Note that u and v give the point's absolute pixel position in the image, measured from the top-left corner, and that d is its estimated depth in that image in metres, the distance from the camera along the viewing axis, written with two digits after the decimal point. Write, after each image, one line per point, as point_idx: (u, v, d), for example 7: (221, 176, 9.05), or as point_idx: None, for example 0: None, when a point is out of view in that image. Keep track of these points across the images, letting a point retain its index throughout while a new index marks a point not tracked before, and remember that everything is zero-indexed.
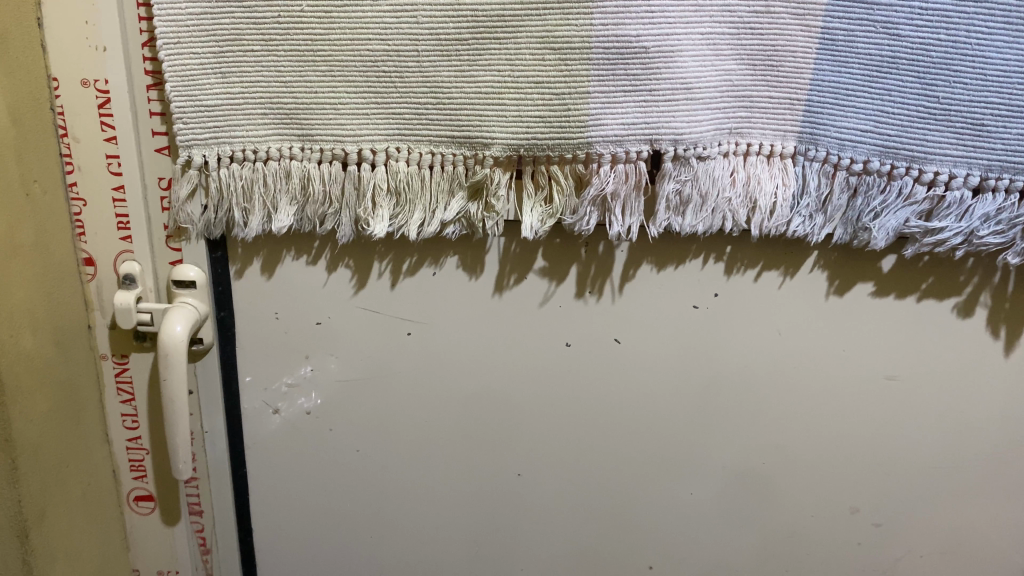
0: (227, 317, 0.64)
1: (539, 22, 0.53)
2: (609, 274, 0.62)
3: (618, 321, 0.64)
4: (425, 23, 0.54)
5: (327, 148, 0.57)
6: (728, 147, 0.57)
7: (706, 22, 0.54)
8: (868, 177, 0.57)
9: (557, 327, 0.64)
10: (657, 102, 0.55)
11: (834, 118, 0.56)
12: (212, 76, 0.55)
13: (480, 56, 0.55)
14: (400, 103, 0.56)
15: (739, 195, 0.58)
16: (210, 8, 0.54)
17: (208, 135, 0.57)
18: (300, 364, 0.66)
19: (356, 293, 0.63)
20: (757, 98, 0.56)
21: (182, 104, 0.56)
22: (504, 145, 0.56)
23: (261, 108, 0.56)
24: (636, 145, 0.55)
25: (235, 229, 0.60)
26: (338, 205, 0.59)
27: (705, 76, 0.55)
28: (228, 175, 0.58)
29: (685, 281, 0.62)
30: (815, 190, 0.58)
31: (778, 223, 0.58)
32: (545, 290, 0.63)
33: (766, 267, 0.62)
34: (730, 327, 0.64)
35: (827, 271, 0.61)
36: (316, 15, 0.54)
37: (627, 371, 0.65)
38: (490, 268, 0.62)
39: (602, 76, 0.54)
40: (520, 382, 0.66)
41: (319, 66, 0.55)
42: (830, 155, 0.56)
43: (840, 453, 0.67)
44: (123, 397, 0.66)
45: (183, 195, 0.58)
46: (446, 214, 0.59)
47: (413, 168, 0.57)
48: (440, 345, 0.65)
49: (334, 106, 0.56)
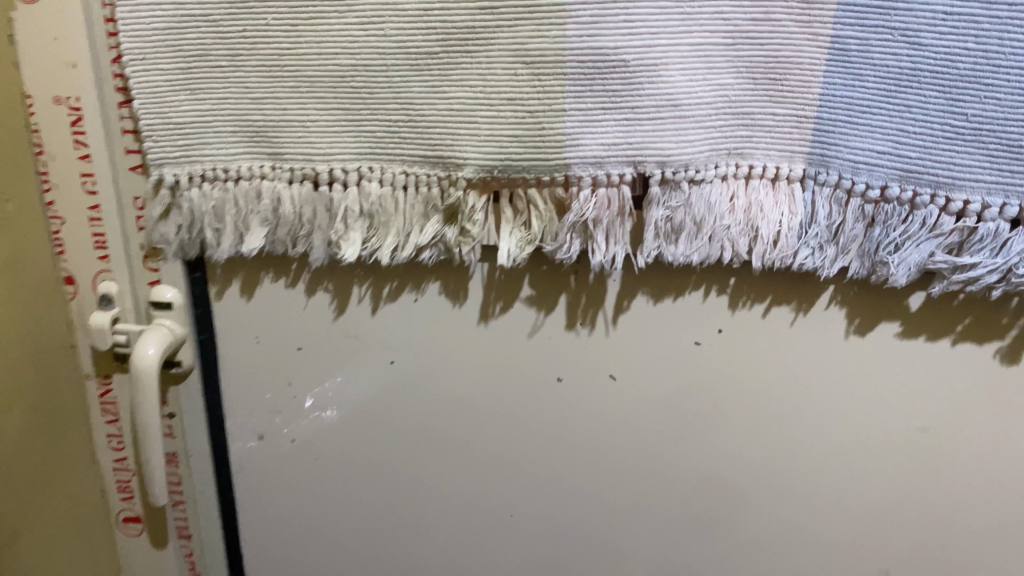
0: (208, 340, 0.62)
1: (510, 34, 0.49)
2: (602, 303, 0.57)
3: (613, 357, 0.58)
4: (394, 35, 0.51)
5: (297, 168, 0.54)
6: (727, 169, 0.51)
7: (696, 32, 0.48)
8: (886, 206, 0.50)
9: (548, 360, 0.59)
10: (641, 121, 0.49)
11: (846, 138, 0.50)
12: (181, 92, 0.53)
13: (452, 71, 0.51)
14: (372, 120, 0.53)
15: (740, 222, 0.52)
16: (174, 23, 0.51)
17: (180, 153, 0.55)
18: (283, 389, 0.63)
19: (336, 317, 0.60)
20: (758, 115, 0.50)
21: (150, 120, 0.54)
22: (476, 166, 0.52)
23: (231, 125, 0.54)
24: (618, 167, 0.50)
25: (209, 251, 0.58)
26: (309, 227, 0.56)
27: (696, 91, 0.49)
28: (199, 195, 0.56)
29: (685, 315, 0.56)
30: (826, 219, 0.51)
31: (784, 255, 0.52)
32: (533, 321, 0.58)
33: (775, 303, 0.55)
34: (736, 369, 0.57)
35: (845, 307, 0.54)
36: (282, 29, 0.51)
37: (627, 412, 0.60)
38: (473, 295, 0.58)
39: (579, 93, 0.49)
40: (512, 417, 0.61)
41: (287, 82, 0.53)
42: (843, 179, 0.50)
43: (868, 511, 0.60)
44: (108, 417, 0.65)
45: (155, 214, 0.57)
46: (420, 237, 0.55)
47: (387, 188, 0.54)
48: (424, 374, 0.61)
49: (303, 125, 0.54)
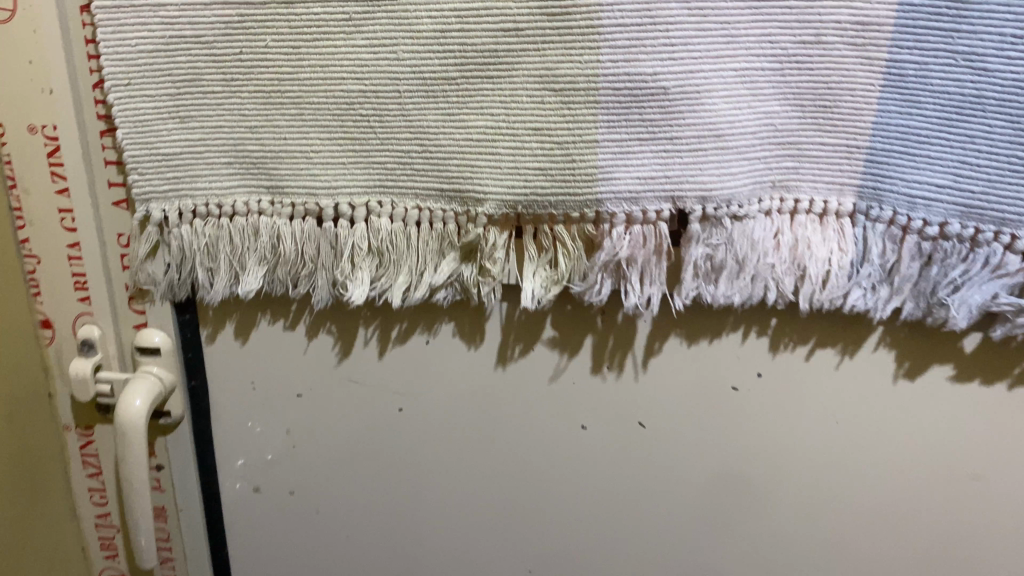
0: (199, 386, 0.57)
1: (536, 58, 0.45)
2: (632, 345, 0.52)
3: (642, 403, 0.54)
4: (406, 59, 0.46)
5: (299, 203, 0.50)
6: (771, 204, 0.47)
7: (741, 56, 0.44)
8: (945, 243, 0.46)
9: (571, 407, 0.55)
10: (680, 152, 0.45)
11: (903, 170, 0.46)
12: (170, 121, 0.48)
13: (471, 98, 0.46)
14: (382, 151, 0.48)
15: (785, 261, 0.48)
16: (162, 46, 0.47)
17: (168, 187, 0.49)
18: (282, 438, 0.58)
19: (340, 362, 0.55)
20: (805, 145, 0.46)
21: (136, 152, 0.49)
22: (497, 202, 0.47)
23: (225, 156, 0.49)
24: (655, 203, 0.46)
25: (201, 292, 0.52)
26: (312, 266, 0.51)
27: (740, 121, 0.45)
28: (191, 233, 0.50)
29: (721, 358, 0.52)
30: (879, 257, 0.47)
31: (833, 296, 0.48)
32: (556, 365, 0.54)
33: (820, 344, 0.51)
34: (774, 415, 0.53)
35: (894, 350, 0.51)
36: (282, 52, 0.47)
37: (657, 460, 0.55)
38: (491, 337, 0.53)
39: (612, 122, 0.45)
40: (531, 467, 0.57)
41: (288, 109, 0.48)
42: (898, 215, 0.46)
43: (913, 564, 0.56)
44: (90, 470, 0.59)
45: (142, 253, 0.51)
46: (435, 277, 0.50)
47: (398, 225, 0.50)
48: (434, 423, 0.57)
49: (305, 155, 0.49)
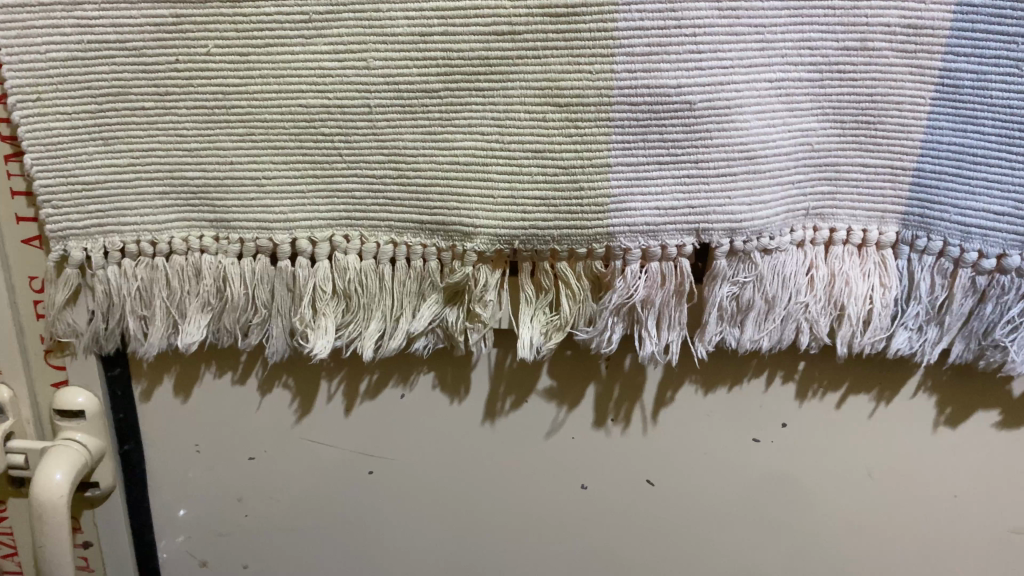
0: (133, 451, 0.48)
1: (537, 67, 0.38)
2: (640, 395, 0.46)
3: (651, 458, 0.48)
4: (378, 69, 0.38)
5: (249, 238, 0.41)
6: (804, 234, 0.41)
7: (776, 65, 0.38)
8: (1003, 278, 0.40)
9: (570, 464, 0.48)
10: (707, 178, 0.39)
11: (956, 196, 0.39)
12: (91, 143, 0.40)
13: (456, 114, 0.39)
14: (349, 177, 0.40)
15: (821, 300, 0.41)
16: (79, 52, 0.38)
17: (89, 222, 0.41)
18: (233, 508, 0.50)
19: (299, 420, 0.48)
20: (844, 168, 0.40)
21: (48, 180, 0.40)
22: (489, 237, 0.40)
23: (159, 185, 0.41)
24: (677, 237, 0.39)
25: (132, 343, 0.44)
26: (265, 312, 0.43)
27: (774, 141, 0.38)
28: (119, 275, 0.42)
29: (742, 407, 0.46)
30: (928, 294, 0.41)
31: (876, 339, 0.42)
32: (553, 418, 0.47)
33: (853, 391, 0.45)
34: (799, 467, 0.47)
35: (935, 394, 0.45)
36: (227, 60, 0.39)
37: (668, 518, 0.49)
38: (477, 388, 0.46)
39: (628, 143, 0.38)
40: (522, 528, 0.50)
41: (235, 128, 0.40)
42: (949, 246, 0.40)
43: None
44: (4, 550, 0.50)
45: (60, 300, 0.42)
46: (413, 325, 0.43)
47: (368, 262, 0.42)
48: (410, 484, 0.49)
49: (256, 182, 0.41)
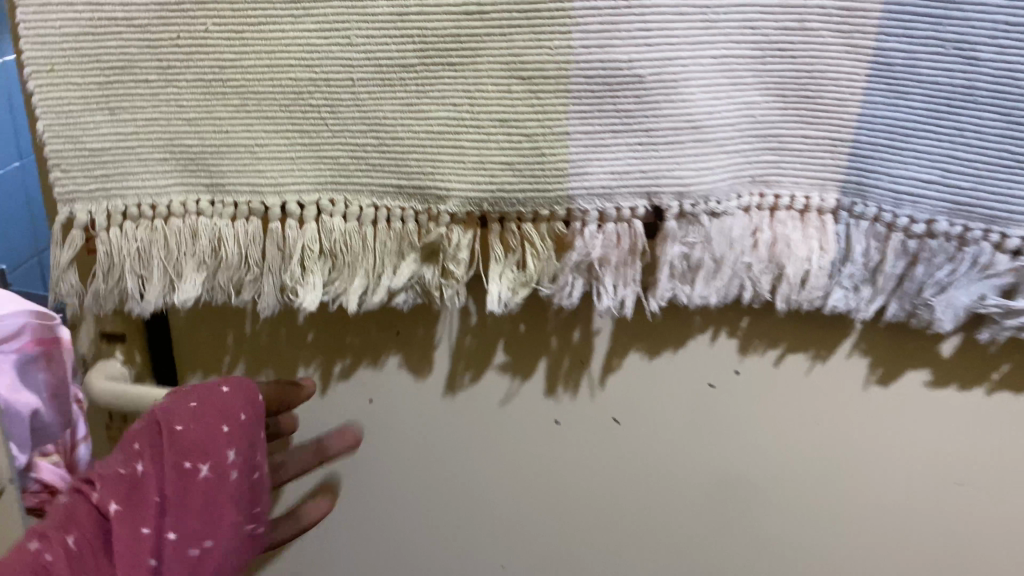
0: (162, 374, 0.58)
1: (503, 44, 0.41)
2: (587, 365, 0.53)
3: (613, 399, 0.54)
4: (360, 44, 0.42)
5: (242, 201, 0.46)
6: (750, 200, 0.44)
7: (720, 43, 0.41)
8: (932, 242, 0.43)
9: (536, 409, 0.55)
10: (658, 146, 0.42)
11: (888, 165, 0.43)
12: (99, 112, 0.44)
13: (430, 86, 0.43)
14: (333, 143, 0.44)
15: (764, 260, 0.45)
16: (90, 28, 0.42)
17: (94, 185, 0.45)
18: None
19: None
20: (786, 138, 0.44)
21: (59, 145, 0.44)
22: (461, 199, 0.44)
23: (159, 151, 0.45)
24: (631, 199, 0.43)
25: (131, 304, 0.48)
26: (257, 270, 0.47)
27: (719, 111, 0.42)
28: (120, 237, 0.46)
29: (690, 362, 0.51)
30: (863, 256, 0.45)
31: (813, 296, 0.46)
32: (507, 389, 0.54)
33: (790, 350, 0.50)
34: (747, 409, 0.53)
35: (874, 348, 0.49)
36: (224, 37, 0.43)
37: (631, 450, 0.56)
38: (439, 364, 0.54)
39: (585, 113, 0.42)
40: (502, 456, 0.57)
41: (231, 99, 0.44)
42: (883, 212, 0.44)
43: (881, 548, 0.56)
44: None
45: (66, 259, 0.46)
46: (393, 280, 0.47)
47: (352, 225, 0.46)
48: (405, 416, 0.57)
49: (249, 148, 0.45)
